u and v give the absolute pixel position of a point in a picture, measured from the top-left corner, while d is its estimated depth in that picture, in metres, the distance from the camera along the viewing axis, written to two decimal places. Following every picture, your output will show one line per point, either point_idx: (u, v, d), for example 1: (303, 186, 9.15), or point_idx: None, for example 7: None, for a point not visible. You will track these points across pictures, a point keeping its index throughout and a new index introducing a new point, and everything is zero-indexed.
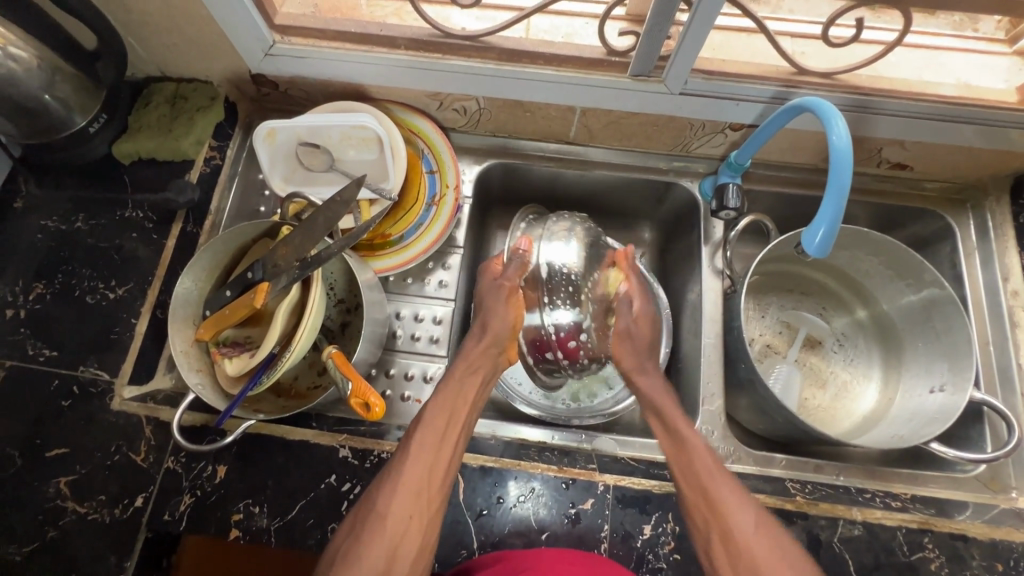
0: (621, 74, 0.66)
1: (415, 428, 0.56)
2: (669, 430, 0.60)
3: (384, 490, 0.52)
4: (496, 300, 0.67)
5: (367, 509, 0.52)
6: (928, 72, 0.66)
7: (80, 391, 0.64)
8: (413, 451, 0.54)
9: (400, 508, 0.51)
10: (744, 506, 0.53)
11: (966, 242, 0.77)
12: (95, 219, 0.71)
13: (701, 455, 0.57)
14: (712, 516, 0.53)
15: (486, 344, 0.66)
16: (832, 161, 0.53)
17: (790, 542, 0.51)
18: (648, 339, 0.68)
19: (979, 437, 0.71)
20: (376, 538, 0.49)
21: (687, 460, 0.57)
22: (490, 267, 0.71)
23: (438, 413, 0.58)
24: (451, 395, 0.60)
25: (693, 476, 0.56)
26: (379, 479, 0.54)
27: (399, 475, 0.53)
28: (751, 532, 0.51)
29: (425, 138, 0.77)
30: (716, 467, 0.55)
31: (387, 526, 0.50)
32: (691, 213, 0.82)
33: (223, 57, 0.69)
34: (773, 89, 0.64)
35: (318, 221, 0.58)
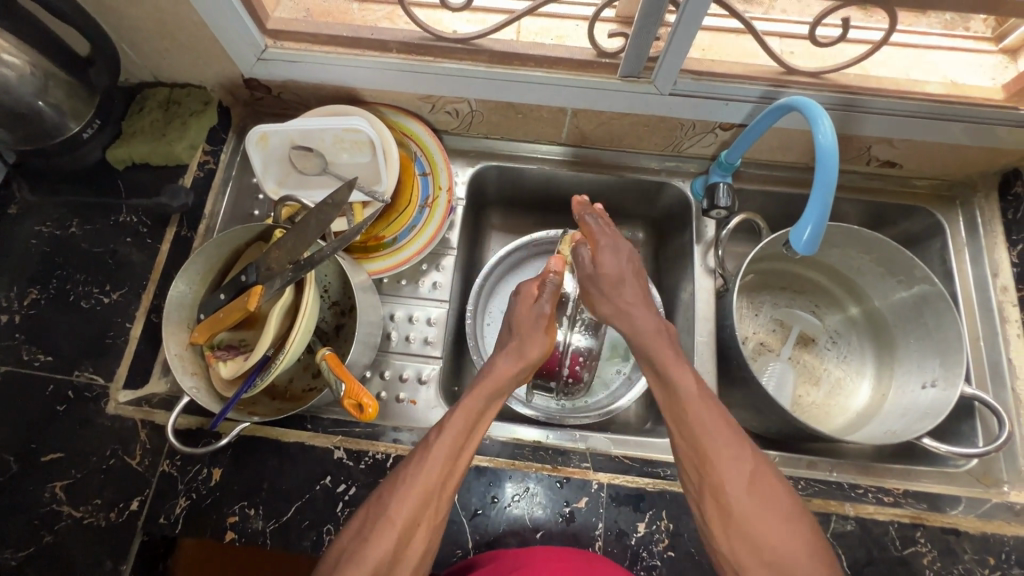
0: (611, 75, 0.66)
1: (435, 433, 0.54)
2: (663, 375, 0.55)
3: (396, 494, 0.50)
4: (534, 328, 0.66)
5: (376, 513, 0.49)
6: (915, 71, 0.66)
7: (75, 396, 0.64)
8: (431, 455, 0.52)
9: (410, 512, 0.49)
10: (740, 458, 0.48)
11: (957, 239, 0.78)
12: (90, 224, 0.71)
13: (694, 400, 0.52)
14: (704, 469, 0.49)
15: (518, 359, 0.64)
16: (819, 159, 0.54)
17: (786, 495, 0.47)
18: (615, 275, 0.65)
19: (971, 431, 0.71)
20: (385, 538, 0.47)
21: (682, 403, 0.52)
22: (526, 290, 0.69)
23: (462, 419, 0.55)
24: (475, 406, 0.58)
25: (687, 423, 0.51)
26: (391, 481, 0.52)
27: (414, 480, 0.50)
28: (746, 487, 0.47)
29: (417, 141, 0.77)
30: (717, 418, 0.50)
31: (397, 528, 0.48)
32: (684, 213, 0.82)
33: (216, 62, 0.69)
34: (761, 89, 0.65)
35: (311, 224, 0.59)
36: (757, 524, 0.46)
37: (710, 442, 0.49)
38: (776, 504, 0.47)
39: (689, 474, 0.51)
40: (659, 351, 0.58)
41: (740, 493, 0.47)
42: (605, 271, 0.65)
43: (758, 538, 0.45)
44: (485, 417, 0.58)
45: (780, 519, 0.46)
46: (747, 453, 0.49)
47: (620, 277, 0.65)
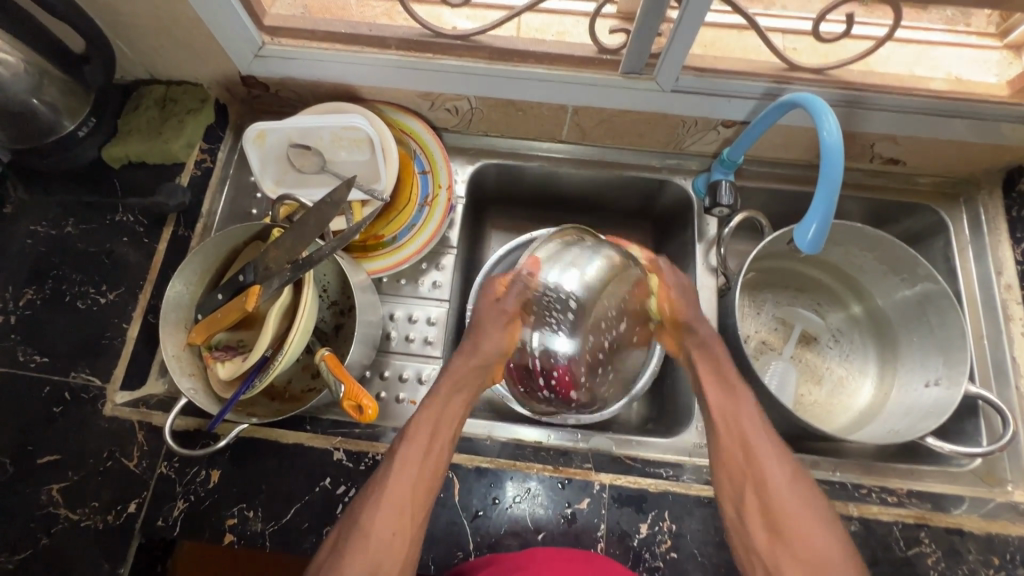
0: (612, 71, 0.66)
1: (399, 444, 0.55)
2: (720, 377, 0.61)
3: (368, 508, 0.51)
4: (493, 324, 0.63)
5: (349, 526, 0.51)
6: (919, 66, 0.66)
7: (71, 398, 0.64)
8: (398, 469, 0.53)
9: (382, 526, 0.50)
10: (782, 460, 0.56)
11: (959, 237, 0.77)
12: (86, 223, 0.70)
13: (746, 406, 0.59)
14: (750, 466, 0.56)
15: (475, 360, 0.62)
16: (823, 156, 0.53)
17: (817, 494, 0.55)
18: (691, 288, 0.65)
19: (975, 431, 0.71)
20: (359, 557, 0.48)
21: (731, 408, 0.59)
22: (492, 284, 0.65)
23: (427, 430, 0.56)
24: (438, 413, 0.58)
25: (734, 424, 0.58)
26: (361, 494, 0.53)
27: (382, 492, 0.52)
28: (786, 486, 0.54)
29: (416, 138, 0.76)
30: (758, 420, 0.58)
31: (370, 545, 0.49)
32: (686, 211, 0.82)
33: (213, 59, 0.69)
34: (764, 85, 0.64)
35: (310, 223, 0.58)
36: (796, 519, 0.53)
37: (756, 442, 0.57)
38: (811, 506, 0.54)
39: (733, 468, 0.57)
40: (713, 346, 0.63)
41: (780, 490, 0.54)
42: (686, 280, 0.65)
43: (799, 536, 0.52)
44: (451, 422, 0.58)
45: (816, 514, 0.53)
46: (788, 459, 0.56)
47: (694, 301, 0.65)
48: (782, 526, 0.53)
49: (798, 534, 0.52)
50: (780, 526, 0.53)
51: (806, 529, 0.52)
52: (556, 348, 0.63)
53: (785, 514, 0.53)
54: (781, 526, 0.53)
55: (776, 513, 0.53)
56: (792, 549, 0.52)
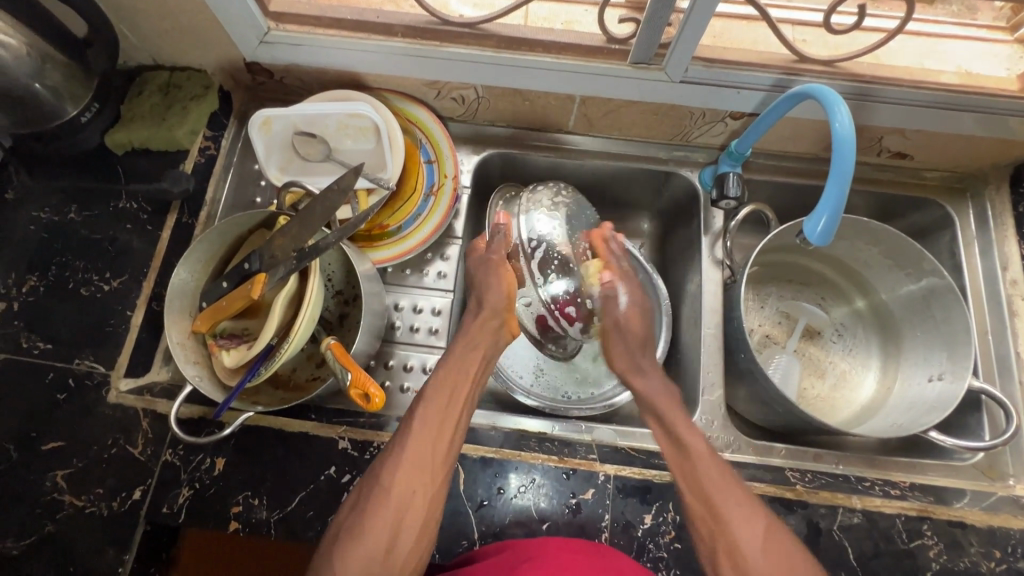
0: (622, 61, 0.65)
1: (418, 403, 0.57)
2: (672, 433, 0.59)
3: (388, 465, 0.53)
4: (487, 275, 0.69)
5: (372, 483, 0.52)
6: (929, 59, 0.65)
7: (75, 384, 0.64)
8: (416, 428, 0.54)
9: (404, 481, 0.51)
10: (754, 521, 0.51)
11: (965, 232, 0.77)
12: (88, 210, 0.70)
13: (704, 459, 0.56)
14: (718, 528, 0.52)
15: (491, 316, 0.67)
16: (835, 148, 0.53)
17: (805, 559, 0.50)
18: (640, 336, 0.69)
19: (977, 425, 0.71)
20: (382, 513, 0.50)
21: (691, 466, 0.56)
22: (475, 246, 0.73)
23: (446, 384, 0.59)
24: (454, 372, 0.60)
25: (692, 481, 0.55)
26: (383, 453, 0.55)
27: (404, 448, 0.53)
28: (759, 544, 0.50)
29: (424, 128, 0.76)
30: (720, 475, 0.54)
31: (391, 501, 0.50)
32: (691, 204, 0.81)
33: (217, 45, 0.68)
34: (774, 77, 0.64)
35: (317, 210, 0.58)
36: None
37: (720, 503, 0.52)
38: (791, 561, 0.49)
39: (706, 532, 0.53)
40: (656, 397, 0.63)
41: (752, 552, 0.49)
42: (632, 326, 0.69)
43: None
44: (470, 382, 0.61)
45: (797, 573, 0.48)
46: (757, 511, 0.52)
47: (636, 333, 0.69)
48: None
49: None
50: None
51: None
52: (556, 291, 0.70)
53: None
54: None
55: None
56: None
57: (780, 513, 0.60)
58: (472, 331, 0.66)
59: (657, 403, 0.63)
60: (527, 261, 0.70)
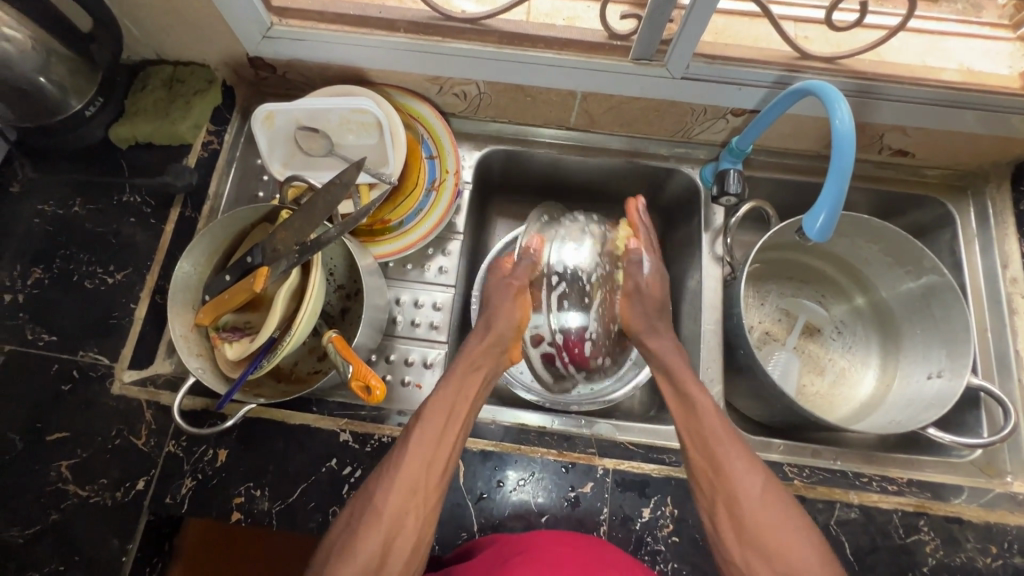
0: (623, 57, 0.65)
1: (414, 424, 0.55)
2: (681, 391, 0.61)
3: (382, 485, 0.51)
4: (503, 299, 0.70)
5: (364, 505, 0.51)
6: (931, 57, 0.65)
7: (79, 376, 0.64)
8: (412, 448, 0.53)
9: (397, 505, 0.50)
10: (753, 471, 0.53)
11: (965, 230, 0.78)
12: (93, 203, 0.70)
13: (709, 416, 0.58)
14: (719, 478, 0.54)
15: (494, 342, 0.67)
16: (835, 144, 0.53)
17: (798, 511, 0.51)
18: (657, 300, 0.71)
19: (975, 422, 0.71)
20: (372, 534, 0.48)
21: (697, 418, 0.58)
22: (499, 266, 0.75)
23: (445, 409, 0.57)
24: (452, 393, 0.59)
25: (698, 433, 0.57)
26: (376, 474, 0.53)
27: (398, 470, 0.52)
28: (757, 496, 0.51)
29: (424, 123, 0.76)
30: (723, 430, 0.56)
31: (382, 523, 0.49)
32: (692, 200, 0.82)
33: (220, 40, 0.68)
34: (776, 73, 0.64)
35: (318, 205, 0.58)
36: (768, 529, 0.50)
37: (721, 450, 0.55)
38: (784, 511, 0.51)
39: (707, 480, 0.55)
40: (670, 359, 0.65)
41: (745, 500, 0.51)
42: (653, 291, 0.71)
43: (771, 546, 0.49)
44: (468, 402, 0.59)
45: (789, 524, 0.50)
46: (757, 465, 0.54)
47: (653, 300, 0.71)
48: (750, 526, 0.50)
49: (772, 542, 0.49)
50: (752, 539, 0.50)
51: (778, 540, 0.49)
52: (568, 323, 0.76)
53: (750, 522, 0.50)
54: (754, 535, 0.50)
55: (747, 529, 0.50)
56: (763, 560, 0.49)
57: None
58: (471, 352, 0.65)
59: (669, 366, 0.64)
60: (546, 292, 0.75)
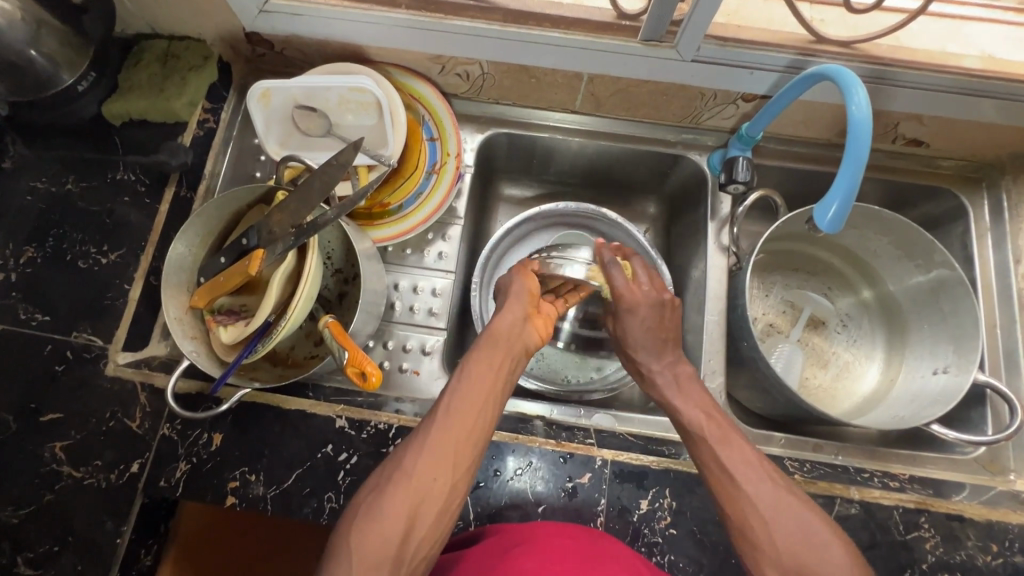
0: (632, 38, 0.63)
1: (447, 395, 0.54)
2: (691, 425, 0.56)
3: (411, 451, 0.50)
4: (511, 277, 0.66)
5: (392, 467, 0.49)
6: (951, 43, 0.63)
7: (74, 357, 0.63)
8: (442, 417, 0.52)
9: (424, 471, 0.48)
10: (763, 482, 0.50)
11: (979, 224, 0.76)
12: (86, 181, 0.69)
13: (715, 431, 0.55)
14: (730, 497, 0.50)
15: (518, 309, 0.62)
16: (851, 132, 0.51)
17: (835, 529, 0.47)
18: (661, 323, 0.64)
19: (980, 419, 0.70)
20: (399, 498, 0.47)
21: (708, 449, 0.54)
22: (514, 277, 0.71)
23: (475, 378, 0.55)
24: (482, 364, 0.56)
25: (711, 460, 0.53)
26: (406, 441, 0.52)
27: (427, 438, 0.50)
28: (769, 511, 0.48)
29: (426, 104, 0.74)
30: (730, 441, 0.53)
31: (410, 488, 0.47)
32: (699, 188, 0.80)
33: (215, 14, 0.66)
34: (789, 57, 0.62)
35: (314, 186, 0.56)
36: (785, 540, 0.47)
37: (740, 477, 0.50)
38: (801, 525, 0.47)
39: (730, 510, 0.50)
40: (672, 395, 0.61)
41: (765, 523, 0.48)
42: (650, 320, 0.64)
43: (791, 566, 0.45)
44: (499, 371, 0.56)
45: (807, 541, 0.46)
46: (769, 478, 0.50)
47: (648, 342, 0.64)
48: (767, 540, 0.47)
49: (806, 564, 0.45)
50: (780, 563, 0.46)
51: (814, 560, 0.45)
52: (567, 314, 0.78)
53: (778, 548, 0.47)
54: (790, 560, 0.46)
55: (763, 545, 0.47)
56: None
57: None
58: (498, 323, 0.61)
59: (676, 400, 0.60)
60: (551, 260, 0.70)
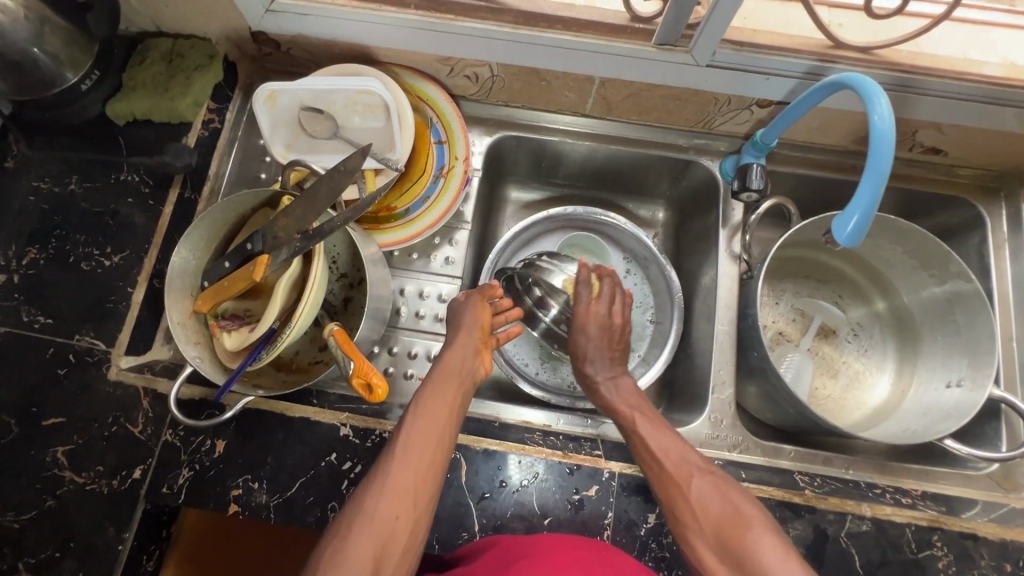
0: (646, 42, 0.61)
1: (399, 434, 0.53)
2: (629, 428, 0.61)
3: (372, 491, 0.49)
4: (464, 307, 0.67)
5: (353, 511, 0.48)
6: (974, 48, 0.61)
7: (76, 360, 0.63)
8: (400, 455, 0.51)
9: (387, 507, 0.48)
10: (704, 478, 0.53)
11: (996, 234, 0.74)
12: (90, 182, 0.68)
13: (659, 438, 0.58)
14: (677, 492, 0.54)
15: (468, 344, 0.63)
16: (873, 144, 0.50)
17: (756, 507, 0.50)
18: (612, 340, 0.70)
19: (994, 434, 0.69)
20: (363, 537, 0.46)
21: (642, 449, 0.58)
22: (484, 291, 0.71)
23: (427, 413, 0.55)
24: (433, 401, 0.56)
25: (645, 456, 0.58)
26: (363, 486, 0.51)
27: (387, 477, 0.50)
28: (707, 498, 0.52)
29: (434, 106, 0.73)
30: (670, 444, 0.57)
31: (375, 525, 0.46)
32: (711, 194, 0.79)
33: (221, 13, 0.65)
34: (808, 63, 0.60)
35: (321, 191, 0.55)
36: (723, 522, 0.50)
37: (668, 468, 0.55)
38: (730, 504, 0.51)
39: (667, 500, 0.54)
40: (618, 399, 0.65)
41: (691, 508, 0.52)
42: (603, 338, 0.69)
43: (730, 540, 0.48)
44: (451, 405, 0.57)
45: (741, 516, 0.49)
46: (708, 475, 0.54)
47: (599, 355, 0.69)
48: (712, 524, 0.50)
49: (730, 536, 0.48)
50: (715, 542, 0.49)
51: (742, 534, 0.48)
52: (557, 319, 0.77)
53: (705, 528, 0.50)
54: (716, 534, 0.49)
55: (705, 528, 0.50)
56: (727, 560, 0.48)
57: (786, 518, 0.59)
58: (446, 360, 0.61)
59: (618, 405, 0.64)
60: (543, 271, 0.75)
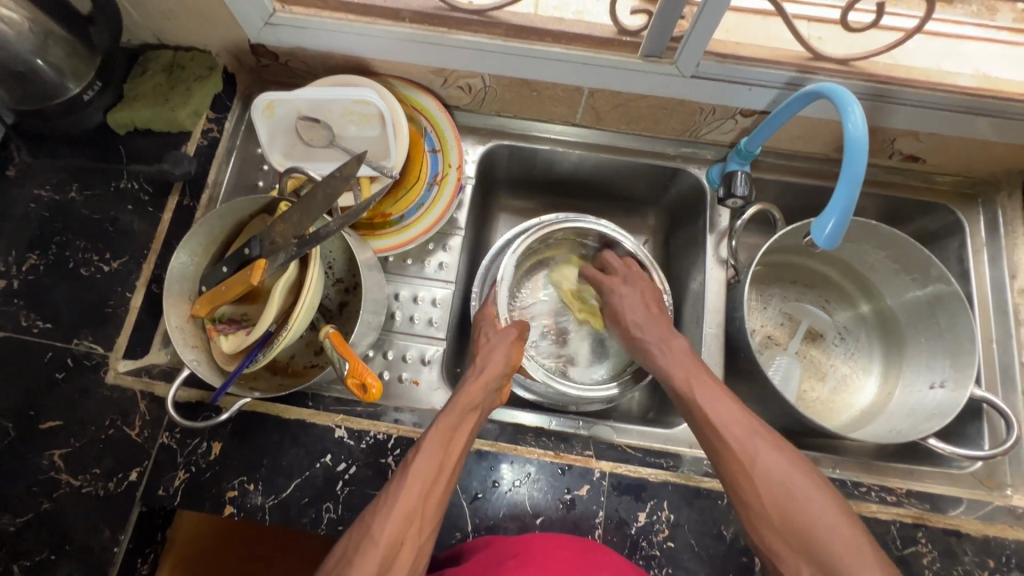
0: (632, 54, 0.64)
1: (413, 456, 0.54)
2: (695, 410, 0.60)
3: (378, 516, 0.50)
4: (500, 341, 0.68)
5: (359, 533, 0.49)
6: (947, 61, 0.63)
7: (74, 364, 0.63)
8: (410, 480, 0.52)
9: (393, 534, 0.48)
10: (768, 457, 0.54)
11: (975, 239, 0.77)
12: (89, 190, 0.69)
13: (727, 417, 0.57)
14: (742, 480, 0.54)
15: (492, 379, 0.64)
16: (847, 150, 0.51)
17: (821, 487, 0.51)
18: (649, 303, 0.71)
19: (977, 434, 0.71)
20: (369, 558, 0.46)
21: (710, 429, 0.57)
22: (487, 315, 0.72)
23: (440, 439, 0.56)
24: (449, 427, 0.57)
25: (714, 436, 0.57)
26: (370, 508, 0.51)
27: (395, 501, 0.50)
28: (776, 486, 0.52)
29: (428, 116, 0.75)
30: (740, 428, 0.56)
31: (379, 551, 0.47)
32: (698, 201, 0.81)
33: (221, 26, 0.67)
34: (788, 74, 0.63)
35: (316, 198, 0.57)
36: (793, 517, 0.50)
37: (751, 462, 0.54)
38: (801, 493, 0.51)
39: (728, 474, 0.55)
40: (681, 373, 0.63)
41: (773, 499, 0.51)
42: (641, 296, 0.71)
43: (796, 536, 0.50)
44: (464, 435, 0.58)
45: (809, 505, 0.50)
46: (777, 454, 0.54)
47: (640, 316, 0.70)
48: (768, 516, 0.51)
49: (810, 534, 0.49)
50: (790, 541, 0.50)
51: (820, 530, 0.49)
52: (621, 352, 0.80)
53: (783, 525, 0.50)
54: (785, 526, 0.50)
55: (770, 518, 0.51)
56: (791, 542, 0.50)
57: None
58: (466, 387, 0.63)
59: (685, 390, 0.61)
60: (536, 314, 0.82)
